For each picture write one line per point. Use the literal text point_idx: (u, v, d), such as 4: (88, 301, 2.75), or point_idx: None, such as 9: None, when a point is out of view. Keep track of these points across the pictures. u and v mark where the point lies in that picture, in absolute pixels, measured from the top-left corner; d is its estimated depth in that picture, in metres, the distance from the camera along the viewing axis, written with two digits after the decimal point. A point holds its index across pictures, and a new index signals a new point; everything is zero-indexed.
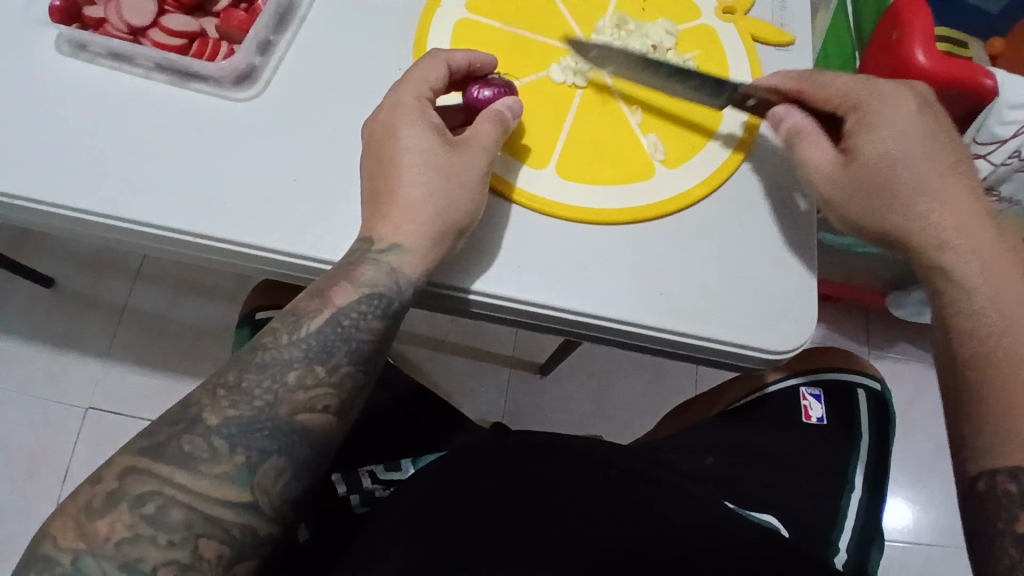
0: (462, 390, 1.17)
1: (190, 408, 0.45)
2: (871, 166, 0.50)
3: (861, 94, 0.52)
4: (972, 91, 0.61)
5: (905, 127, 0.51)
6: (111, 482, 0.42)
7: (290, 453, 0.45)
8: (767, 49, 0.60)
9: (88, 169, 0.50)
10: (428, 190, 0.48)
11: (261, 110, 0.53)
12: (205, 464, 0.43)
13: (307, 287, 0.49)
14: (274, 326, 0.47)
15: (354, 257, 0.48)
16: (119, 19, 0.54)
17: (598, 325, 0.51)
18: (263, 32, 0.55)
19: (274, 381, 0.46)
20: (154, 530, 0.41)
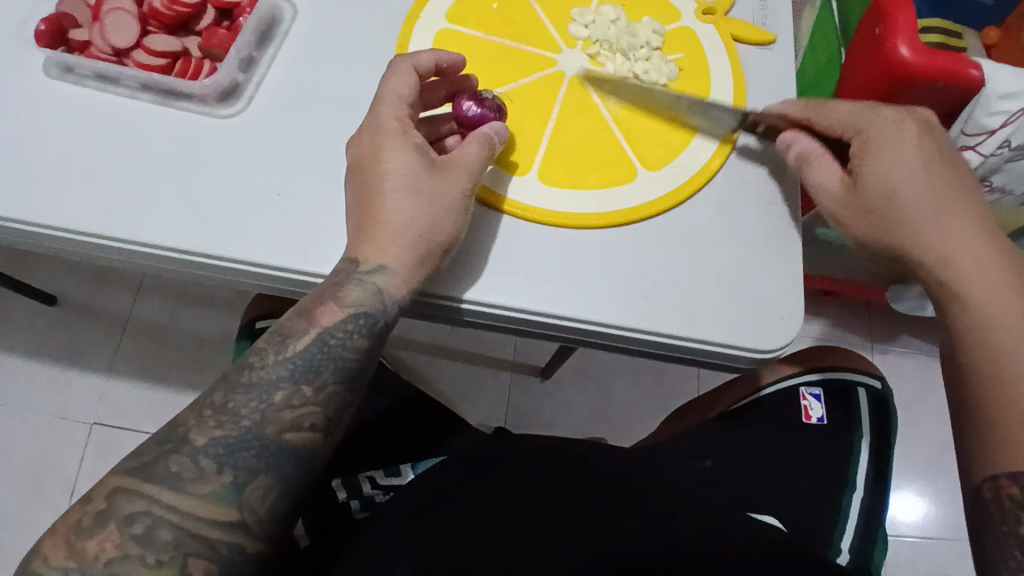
0: (463, 395, 1.17)
1: (177, 428, 0.45)
2: (874, 191, 0.50)
3: (867, 122, 0.52)
4: (959, 83, 0.61)
5: (909, 154, 0.50)
6: (99, 501, 0.42)
7: (277, 471, 0.45)
8: (749, 48, 0.60)
9: (77, 190, 0.51)
10: (414, 207, 0.48)
11: (246, 125, 0.53)
12: (193, 484, 0.43)
13: (294, 307, 0.49)
14: (259, 346, 0.47)
15: (340, 277, 0.48)
16: (103, 41, 0.55)
17: (583, 329, 0.51)
18: (246, 49, 0.55)
19: (261, 401, 0.45)
20: (143, 548, 0.41)
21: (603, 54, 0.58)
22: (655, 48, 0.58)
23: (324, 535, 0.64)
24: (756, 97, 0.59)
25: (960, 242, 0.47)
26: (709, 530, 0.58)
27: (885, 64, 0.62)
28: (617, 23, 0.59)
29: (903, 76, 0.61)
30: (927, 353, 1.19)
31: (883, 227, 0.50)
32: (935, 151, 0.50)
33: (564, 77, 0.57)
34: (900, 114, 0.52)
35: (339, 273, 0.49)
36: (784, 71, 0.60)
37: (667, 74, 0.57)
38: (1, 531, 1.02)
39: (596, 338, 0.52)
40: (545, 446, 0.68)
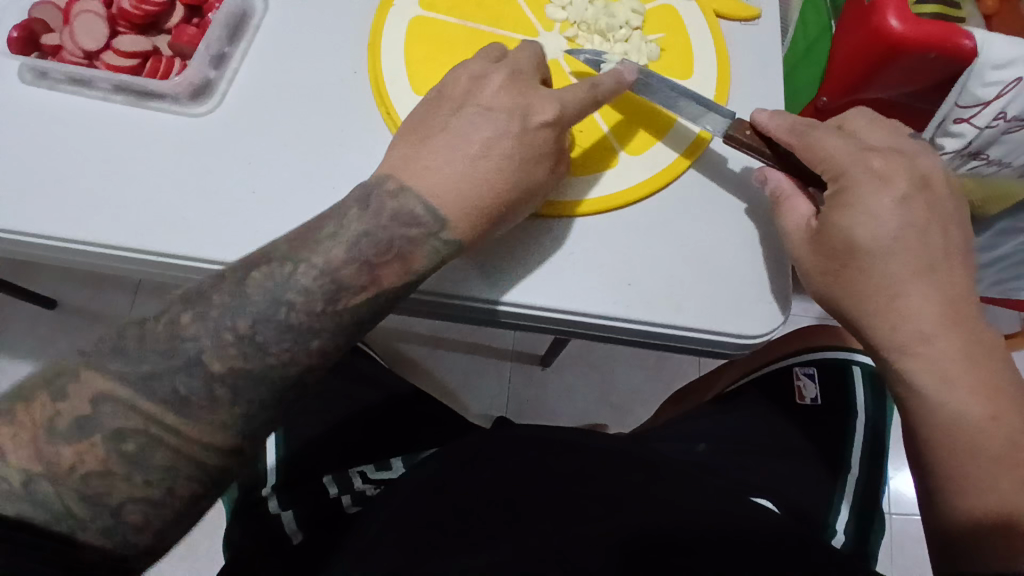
0: (465, 384, 1.16)
1: (186, 343, 0.41)
2: (833, 247, 0.47)
3: (852, 164, 0.48)
4: (951, 53, 0.59)
5: (884, 216, 0.46)
6: (82, 405, 0.39)
7: (284, 400, 0.43)
8: (731, 24, 0.59)
9: (52, 195, 0.50)
10: (486, 171, 0.47)
11: (221, 123, 0.53)
12: (203, 410, 0.40)
13: (349, 246, 0.44)
14: (304, 284, 0.43)
15: (413, 240, 0.45)
16: (73, 44, 0.54)
17: (563, 318, 0.51)
18: (217, 44, 0.54)
19: (296, 344, 0.42)
20: (131, 469, 0.39)
21: (581, 36, 0.56)
22: (635, 28, 0.57)
23: (318, 533, 0.64)
24: (740, 74, 0.57)
25: (901, 310, 0.46)
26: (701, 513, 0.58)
27: (874, 37, 0.60)
28: (595, 2, 0.57)
29: (894, 47, 0.59)
30: None
31: (837, 279, 0.48)
32: (919, 218, 0.47)
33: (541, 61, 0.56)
34: (892, 168, 0.47)
35: (408, 227, 0.45)
36: (769, 47, 0.58)
37: (647, 55, 0.56)
38: None
39: (582, 329, 0.52)
40: (536, 434, 0.68)
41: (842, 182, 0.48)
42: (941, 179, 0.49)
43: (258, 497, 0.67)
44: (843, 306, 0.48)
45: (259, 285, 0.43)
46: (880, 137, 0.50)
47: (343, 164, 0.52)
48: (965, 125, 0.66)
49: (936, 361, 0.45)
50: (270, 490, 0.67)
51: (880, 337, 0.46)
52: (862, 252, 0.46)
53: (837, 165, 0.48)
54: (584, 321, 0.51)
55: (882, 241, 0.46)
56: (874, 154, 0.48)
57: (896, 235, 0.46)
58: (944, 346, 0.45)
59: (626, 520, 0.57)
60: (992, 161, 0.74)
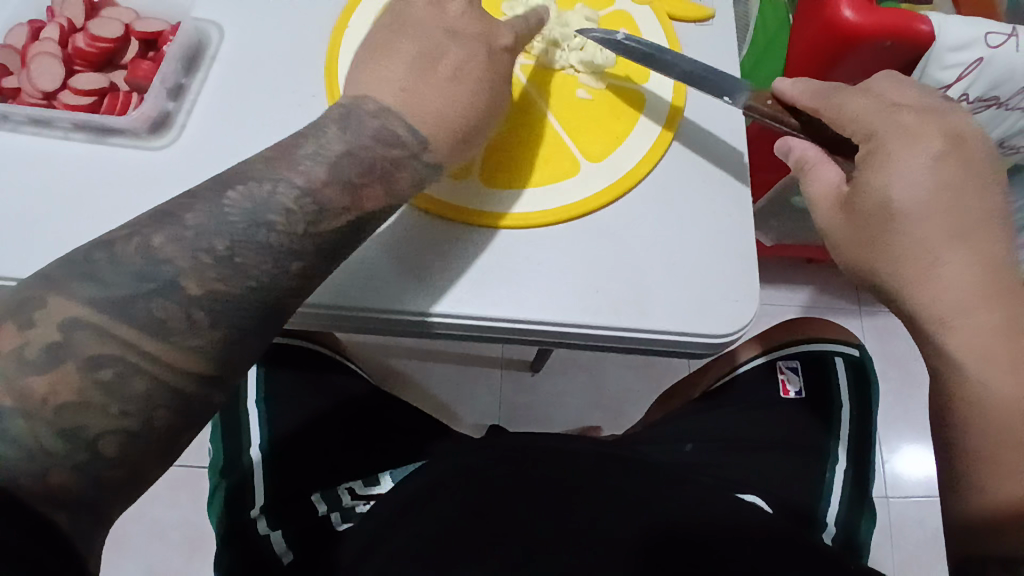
0: (456, 396, 1.16)
1: (162, 266, 0.37)
2: (864, 212, 0.46)
3: (881, 123, 0.46)
4: (909, 39, 0.59)
5: (918, 173, 0.44)
6: (50, 332, 0.35)
7: (266, 331, 0.40)
8: (685, 26, 0.59)
9: (14, 237, 0.49)
10: (469, 95, 0.46)
11: (180, 155, 0.52)
12: (181, 334, 0.36)
13: (330, 168, 0.42)
14: (284, 205, 0.40)
15: (398, 161, 0.44)
16: (31, 85, 0.54)
17: (498, 327, 0.50)
18: (173, 77, 0.55)
19: (276, 264, 0.39)
20: (106, 398, 0.35)
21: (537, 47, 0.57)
22: None
23: (310, 550, 0.61)
24: None
25: (939, 275, 0.43)
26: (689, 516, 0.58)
27: (830, 29, 0.60)
28: (548, 13, 0.56)
29: (850, 38, 0.60)
30: None
31: (869, 246, 0.46)
32: (958, 173, 0.44)
33: None
34: (927, 125, 0.46)
35: (391, 148, 0.44)
36: (725, 47, 0.59)
37: (603, 61, 0.56)
38: None
39: (521, 338, 0.51)
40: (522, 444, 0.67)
41: (874, 140, 0.46)
42: (979, 135, 0.46)
43: (246, 519, 0.65)
44: (877, 272, 0.46)
45: (237, 206, 0.40)
46: (910, 95, 0.48)
47: None
48: None
49: (970, 330, 0.42)
50: (257, 510, 0.65)
51: (916, 304, 0.44)
52: (894, 215, 0.45)
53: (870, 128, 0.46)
54: (527, 328, 0.50)
55: (919, 201, 0.44)
56: (909, 111, 0.46)
57: (932, 193, 0.44)
58: (984, 316, 0.42)
59: (622, 524, 0.57)
60: None
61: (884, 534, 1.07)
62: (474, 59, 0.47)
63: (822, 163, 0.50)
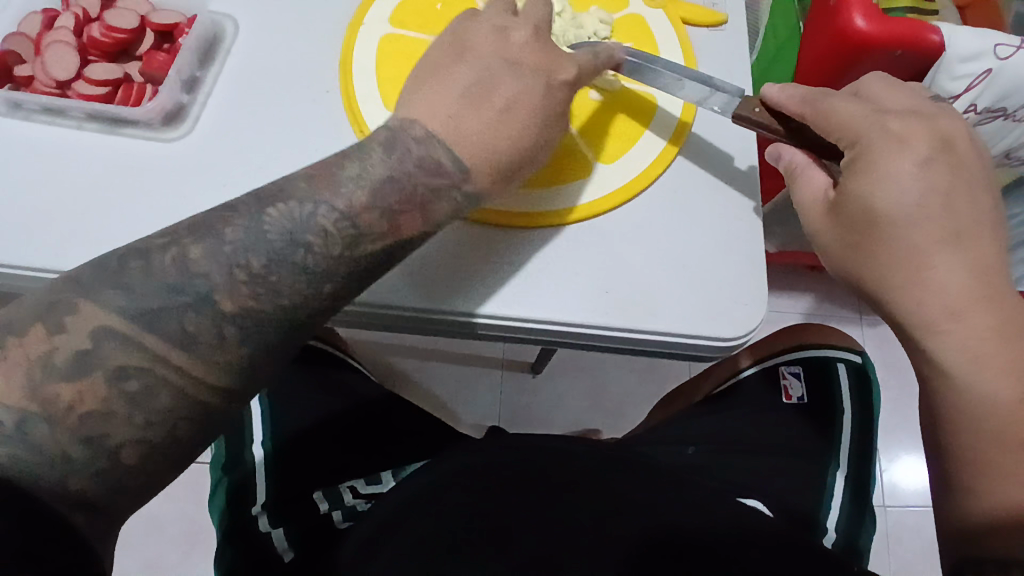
0: (457, 395, 1.16)
1: (198, 279, 0.38)
2: (851, 218, 0.46)
3: (868, 129, 0.46)
4: (919, 49, 0.60)
5: (902, 179, 0.44)
6: (81, 339, 0.35)
7: (291, 347, 0.40)
8: (698, 31, 0.59)
9: (25, 226, 0.49)
10: (512, 122, 0.45)
11: (193, 148, 0.52)
12: (209, 349, 0.37)
13: (370, 192, 0.41)
14: (321, 227, 0.40)
15: (438, 189, 0.43)
16: (45, 74, 0.54)
17: (537, 329, 0.51)
18: (187, 69, 0.55)
19: (308, 286, 0.39)
20: (130, 408, 0.35)
21: (551, 49, 0.57)
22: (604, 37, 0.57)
23: (309, 548, 0.61)
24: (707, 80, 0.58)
25: (927, 282, 0.43)
26: (691, 518, 0.58)
27: (842, 37, 0.60)
28: (563, 14, 0.57)
29: (861, 46, 0.60)
30: None
31: (856, 252, 0.46)
32: (941, 179, 0.44)
33: None
34: (913, 131, 0.46)
35: (433, 175, 0.43)
36: (738, 52, 0.59)
37: None
38: None
39: (563, 339, 0.52)
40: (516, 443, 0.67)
41: (859, 147, 0.46)
42: (966, 141, 0.46)
43: (247, 516, 0.64)
44: (866, 277, 0.46)
45: (276, 225, 0.40)
46: (901, 100, 0.48)
47: None
48: None
49: (956, 335, 0.42)
50: (259, 508, 0.65)
51: (905, 310, 0.44)
52: (882, 222, 0.44)
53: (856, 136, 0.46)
54: (568, 331, 0.50)
55: (905, 208, 0.44)
56: (893, 117, 0.46)
57: (918, 200, 0.44)
58: (973, 321, 0.42)
59: (619, 523, 0.57)
60: None
61: (880, 542, 1.07)
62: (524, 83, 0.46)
63: (812, 171, 0.50)
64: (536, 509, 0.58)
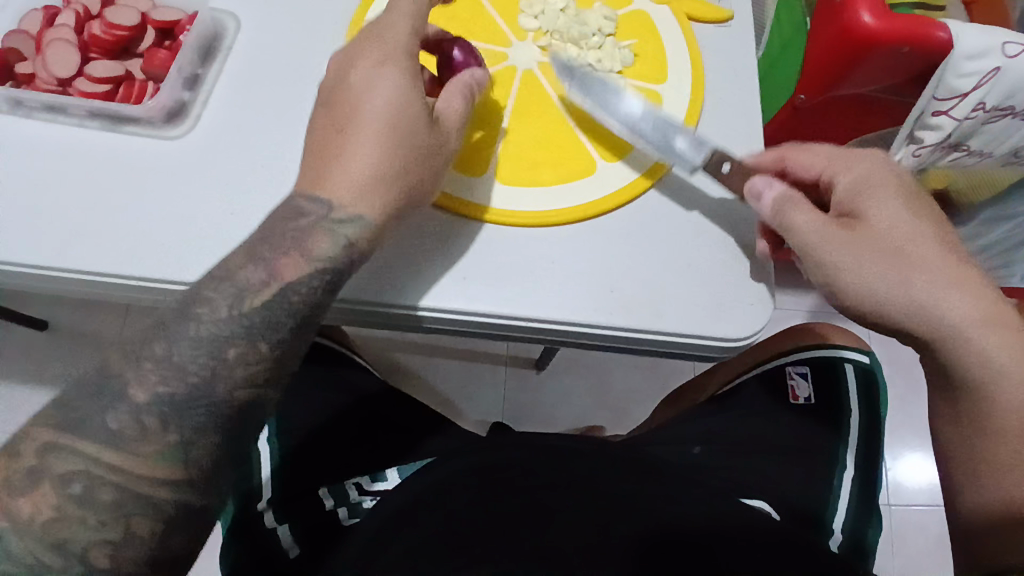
0: (460, 392, 1.16)
1: (113, 379, 0.38)
2: (879, 236, 0.46)
3: (846, 163, 0.49)
4: (926, 46, 0.58)
5: (908, 202, 0.47)
6: (30, 456, 0.36)
7: (231, 429, 0.39)
8: (704, 27, 0.59)
9: (28, 224, 0.49)
10: (392, 143, 0.44)
11: (195, 146, 0.52)
12: (135, 442, 0.37)
13: (243, 247, 0.42)
14: (207, 294, 0.40)
15: (307, 226, 0.42)
16: (46, 72, 0.54)
17: (492, 322, 0.49)
18: (189, 67, 0.54)
19: (210, 357, 0.39)
20: (81, 509, 0.36)
21: (554, 44, 0.56)
22: (607, 34, 0.57)
23: (316, 545, 0.62)
24: (713, 78, 0.57)
25: (951, 290, 0.45)
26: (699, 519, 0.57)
27: (847, 33, 0.59)
28: (567, 12, 0.57)
29: (866, 43, 0.59)
30: None
31: (885, 273, 0.45)
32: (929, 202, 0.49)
33: (514, 71, 0.55)
34: (888, 162, 0.50)
35: (300, 217, 0.43)
36: (744, 48, 0.58)
37: (621, 60, 0.56)
38: None
39: (528, 334, 0.50)
40: (507, 441, 0.66)
41: (848, 178, 0.49)
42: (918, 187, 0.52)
43: (253, 512, 0.65)
44: (917, 299, 0.45)
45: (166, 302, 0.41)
46: (822, 146, 0.51)
47: None
48: (943, 117, 0.65)
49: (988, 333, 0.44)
50: (265, 503, 0.65)
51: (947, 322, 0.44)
52: (896, 244, 0.46)
53: (835, 167, 0.50)
54: (518, 322, 0.49)
55: (915, 229, 0.46)
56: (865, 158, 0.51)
57: (912, 220, 0.46)
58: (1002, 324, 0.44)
59: (624, 524, 0.57)
60: (974, 152, 0.73)
61: (885, 541, 1.07)
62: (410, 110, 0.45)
63: (808, 207, 0.48)
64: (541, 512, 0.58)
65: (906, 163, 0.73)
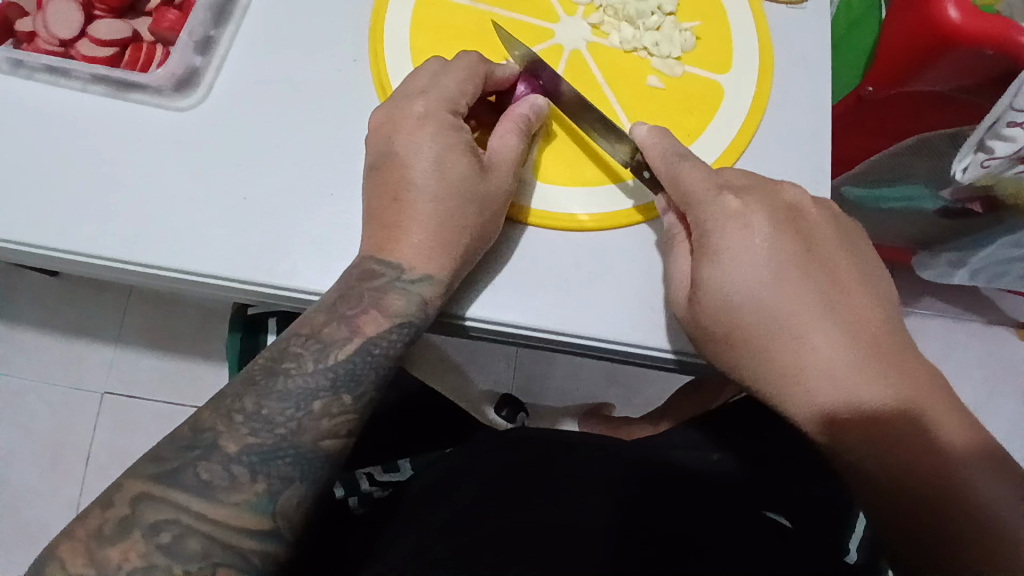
0: (473, 362, 1.11)
1: (204, 433, 0.41)
2: (711, 312, 0.42)
3: (702, 202, 0.43)
4: (1006, 53, 0.52)
5: (740, 267, 0.42)
6: (123, 507, 0.39)
7: (314, 479, 0.42)
8: (776, 7, 0.53)
9: (31, 197, 0.45)
10: (455, 202, 0.43)
11: (208, 118, 0.47)
12: (225, 492, 0.39)
13: (323, 306, 0.43)
14: (295, 350, 0.43)
15: (381, 285, 0.43)
16: (47, 32, 0.50)
17: (534, 334, 0.46)
18: (201, 27, 0.49)
19: (297, 408, 0.41)
20: (169, 560, 0.38)
21: (607, 22, 0.50)
22: (667, 12, 0.51)
23: (331, 533, 0.60)
24: (783, 66, 0.51)
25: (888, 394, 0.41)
26: (735, 522, 0.53)
27: (928, 27, 0.53)
28: None
29: (947, 39, 0.53)
30: (948, 315, 1.13)
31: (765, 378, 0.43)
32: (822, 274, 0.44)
33: (561, 51, 0.50)
34: (748, 203, 0.43)
35: (375, 276, 0.43)
36: (817, 35, 0.52)
37: (680, 45, 0.50)
38: (24, 501, 0.99)
39: (577, 347, 0.47)
40: (527, 440, 0.63)
41: (701, 226, 0.43)
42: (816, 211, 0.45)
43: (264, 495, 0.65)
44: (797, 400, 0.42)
45: (260, 359, 0.43)
46: (740, 172, 0.46)
47: (344, 170, 0.47)
48: (1017, 129, 0.54)
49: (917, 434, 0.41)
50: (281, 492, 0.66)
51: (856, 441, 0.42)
52: (729, 317, 0.42)
53: (692, 206, 0.43)
54: (565, 338, 0.46)
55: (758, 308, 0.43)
56: (730, 198, 0.43)
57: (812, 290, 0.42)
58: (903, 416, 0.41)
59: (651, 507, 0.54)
60: None
61: None
62: (463, 172, 0.43)
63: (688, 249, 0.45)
64: (560, 498, 0.55)
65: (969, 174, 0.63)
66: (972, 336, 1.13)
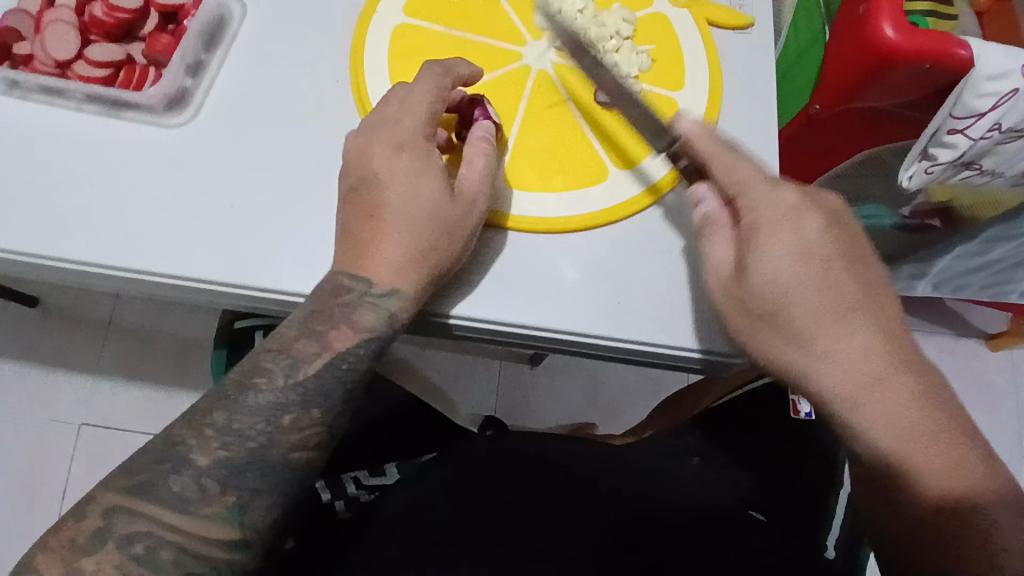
0: (454, 385, 1.12)
1: (177, 446, 0.42)
2: (757, 287, 0.45)
3: (765, 196, 0.47)
4: (944, 64, 0.56)
5: (795, 250, 0.45)
6: (96, 519, 0.40)
7: (284, 490, 0.43)
8: (724, 33, 0.58)
9: (23, 210, 0.47)
10: (421, 221, 0.46)
11: (198, 135, 0.50)
12: (196, 504, 0.41)
13: (294, 323, 0.45)
14: (265, 365, 0.44)
15: (349, 302, 0.45)
16: (43, 53, 0.53)
17: (507, 329, 0.49)
18: (192, 52, 0.52)
19: (267, 423, 0.43)
20: (143, 569, 0.39)
21: None
22: (625, 37, 0.56)
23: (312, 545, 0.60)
24: (732, 85, 0.56)
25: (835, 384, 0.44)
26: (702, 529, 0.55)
27: (867, 47, 0.58)
28: (585, 12, 0.55)
29: (885, 57, 0.57)
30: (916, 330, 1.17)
31: None
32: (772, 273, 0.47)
33: (528, 72, 0.54)
34: (804, 200, 0.47)
35: (342, 294, 0.45)
36: (762, 58, 0.57)
37: (637, 66, 0.55)
38: None
39: (552, 342, 0.50)
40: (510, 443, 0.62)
41: (754, 212, 0.46)
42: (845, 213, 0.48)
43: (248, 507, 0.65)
44: None
45: (233, 376, 0.45)
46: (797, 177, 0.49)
47: (326, 184, 0.50)
48: (958, 136, 0.60)
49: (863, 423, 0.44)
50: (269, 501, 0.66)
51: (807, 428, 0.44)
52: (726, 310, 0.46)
53: (741, 191, 0.47)
54: (537, 333, 0.49)
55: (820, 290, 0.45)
56: (789, 192, 0.47)
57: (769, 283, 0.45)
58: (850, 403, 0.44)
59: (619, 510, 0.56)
60: (985, 173, 0.67)
61: None
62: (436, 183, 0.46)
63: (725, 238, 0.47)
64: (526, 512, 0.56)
65: (914, 182, 0.68)
66: (940, 349, 1.17)
